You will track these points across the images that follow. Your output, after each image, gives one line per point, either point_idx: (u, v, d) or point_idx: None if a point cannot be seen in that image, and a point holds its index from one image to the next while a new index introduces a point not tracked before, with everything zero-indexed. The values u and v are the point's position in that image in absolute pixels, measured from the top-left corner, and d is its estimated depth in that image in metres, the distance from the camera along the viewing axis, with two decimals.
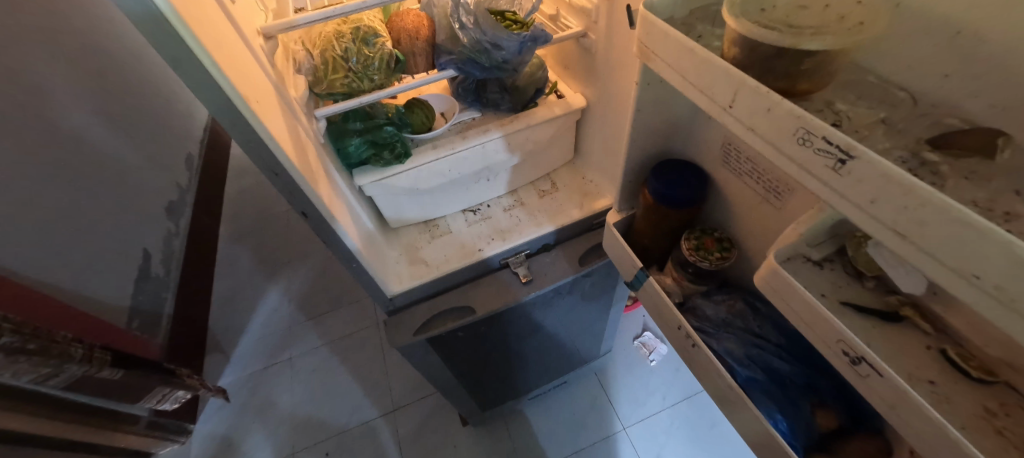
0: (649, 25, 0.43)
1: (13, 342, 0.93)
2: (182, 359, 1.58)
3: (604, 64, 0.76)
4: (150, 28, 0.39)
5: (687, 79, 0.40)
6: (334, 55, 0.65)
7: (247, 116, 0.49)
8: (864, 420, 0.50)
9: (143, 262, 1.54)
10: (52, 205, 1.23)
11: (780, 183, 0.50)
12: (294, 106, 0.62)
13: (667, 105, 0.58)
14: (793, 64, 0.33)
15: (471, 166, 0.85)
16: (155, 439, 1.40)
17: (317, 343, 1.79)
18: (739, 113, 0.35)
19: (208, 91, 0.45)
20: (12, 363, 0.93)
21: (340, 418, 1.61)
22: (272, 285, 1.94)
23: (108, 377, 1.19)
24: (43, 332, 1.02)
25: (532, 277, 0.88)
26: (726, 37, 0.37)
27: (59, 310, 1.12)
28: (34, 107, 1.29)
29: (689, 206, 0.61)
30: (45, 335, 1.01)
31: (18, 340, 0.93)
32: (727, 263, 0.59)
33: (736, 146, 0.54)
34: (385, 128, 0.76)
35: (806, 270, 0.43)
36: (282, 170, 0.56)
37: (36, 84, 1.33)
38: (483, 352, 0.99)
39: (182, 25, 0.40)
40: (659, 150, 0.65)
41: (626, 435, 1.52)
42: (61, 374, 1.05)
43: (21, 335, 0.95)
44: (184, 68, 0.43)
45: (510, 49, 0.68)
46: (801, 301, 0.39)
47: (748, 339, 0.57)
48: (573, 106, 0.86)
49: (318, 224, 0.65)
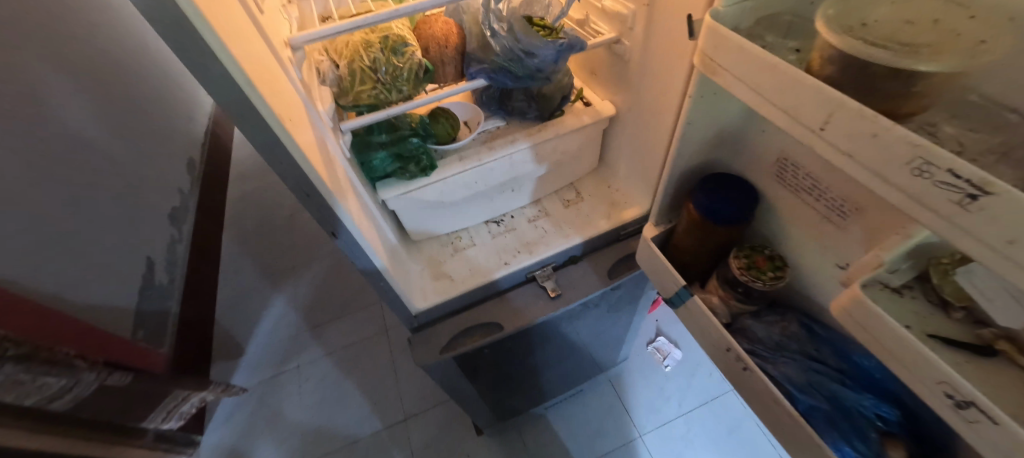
0: (718, 37, 0.39)
1: (22, 353, 0.92)
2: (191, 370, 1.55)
3: (639, 71, 0.73)
4: (177, 43, 0.35)
5: (764, 97, 0.37)
6: (361, 65, 0.61)
7: (278, 135, 0.46)
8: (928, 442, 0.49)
9: (146, 271, 1.50)
10: (53, 217, 1.19)
11: (846, 201, 0.47)
12: (322, 120, 0.59)
13: (716, 117, 0.55)
14: (904, 86, 0.29)
15: (497, 177, 0.82)
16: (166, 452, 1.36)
17: (325, 352, 1.74)
18: (834, 136, 0.33)
19: (239, 109, 0.42)
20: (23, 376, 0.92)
21: (351, 428, 1.57)
22: (277, 289, 1.88)
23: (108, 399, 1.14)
24: (52, 348, 1.00)
25: (560, 291, 0.84)
26: (816, 51, 0.34)
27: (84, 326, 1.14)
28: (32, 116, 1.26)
29: (740, 223, 0.58)
30: (53, 350, 1.00)
31: (25, 351, 0.93)
32: (781, 284, 0.56)
33: (795, 161, 0.51)
34: (410, 139, 0.73)
35: (886, 298, 0.41)
36: (314, 191, 0.53)
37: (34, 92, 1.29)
38: (506, 366, 0.96)
39: (213, 39, 0.36)
40: (702, 163, 0.62)
41: (643, 441, 1.49)
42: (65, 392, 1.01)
43: (28, 348, 0.94)
44: (213, 86, 0.40)
45: (546, 57, 0.65)
46: (894, 338, 0.36)
47: (806, 363, 0.55)
48: (602, 114, 0.83)
49: (348, 244, 0.61)
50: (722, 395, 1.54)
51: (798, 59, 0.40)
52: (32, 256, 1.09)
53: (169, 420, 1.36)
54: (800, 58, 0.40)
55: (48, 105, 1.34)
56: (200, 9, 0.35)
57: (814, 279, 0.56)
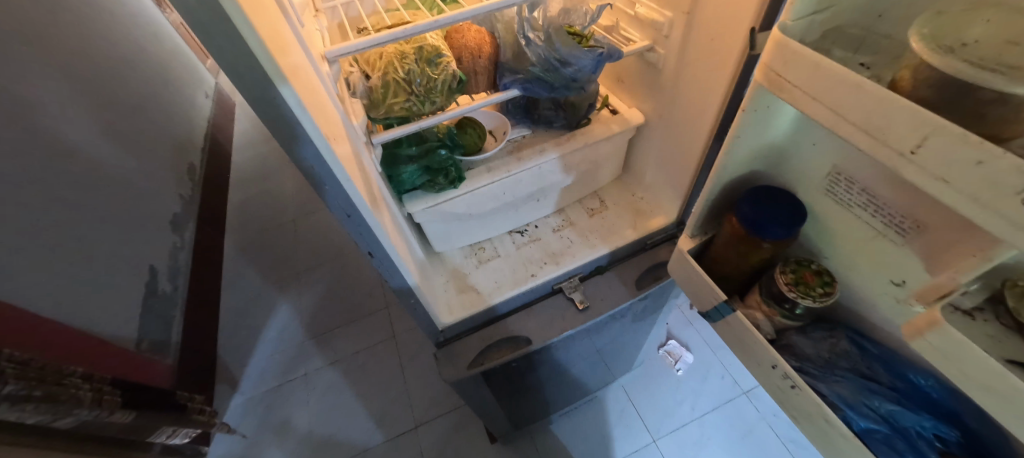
0: (790, 52, 0.38)
1: (18, 389, 0.82)
2: (198, 381, 1.51)
3: (672, 80, 0.71)
4: (224, 60, 0.33)
5: (844, 117, 0.36)
6: (395, 77, 0.59)
7: (325, 156, 0.43)
8: None
9: (149, 279, 1.46)
10: (54, 228, 1.16)
11: (906, 217, 0.46)
12: (357, 135, 0.56)
13: (763, 130, 0.54)
14: (1012, 111, 0.28)
15: (525, 188, 0.80)
16: None
17: (331, 360, 1.65)
18: (928, 161, 0.31)
19: (284, 129, 0.39)
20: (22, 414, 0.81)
21: (356, 436, 1.48)
22: (281, 295, 1.82)
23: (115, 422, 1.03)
24: (46, 376, 0.92)
25: (588, 303, 0.81)
26: (906, 71, 0.33)
27: (68, 338, 1.08)
28: (29, 126, 1.22)
29: (788, 238, 0.56)
30: (48, 379, 0.91)
31: (23, 386, 0.83)
32: (831, 300, 0.54)
33: (850, 176, 0.50)
34: (439, 151, 0.71)
35: (960, 320, 0.39)
36: (355, 212, 0.50)
37: (31, 101, 1.27)
38: (526, 375, 0.91)
39: (263, 55, 0.33)
40: (745, 175, 0.61)
41: (656, 447, 1.40)
42: (72, 418, 0.91)
43: (24, 383, 0.84)
44: (259, 107, 0.37)
45: (583, 67, 0.64)
46: (979, 366, 0.35)
47: (861, 383, 0.53)
48: (630, 122, 0.82)
49: (383, 263, 0.59)
50: (737, 398, 1.46)
51: (871, 77, 0.39)
52: (33, 268, 1.06)
53: (176, 435, 1.24)
54: (873, 75, 0.40)
55: (46, 113, 1.31)
56: (255, 27, 0.32)
57: (868, 296, 0.54)
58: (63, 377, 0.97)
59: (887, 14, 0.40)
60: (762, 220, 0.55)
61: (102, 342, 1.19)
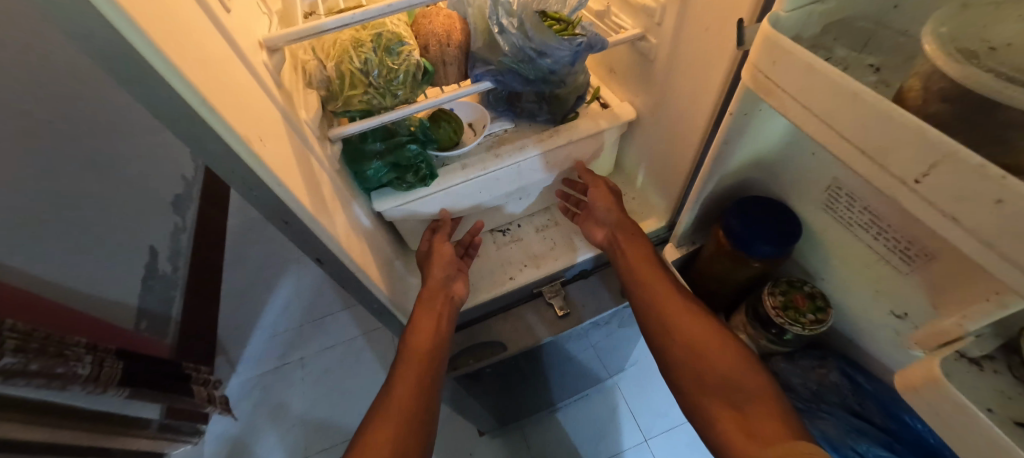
0: (778, 50, 0.32)
1: (12, 364, 0.72)
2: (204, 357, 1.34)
3: (665, 73, 0.65)
4: (95, 48, 0.27)
5: (840, 134, 0.30)
6: (350, 67, 0.54)
7: (245, 159, 0.38)
8: None
9: (149, 258, 1.31)
10: (60, 216, 1.06)
11: (912, 242, 0.39)
12: (305, 132, 0.52)
13: (758, 135, 0.47)
14: None
15: (504, 186, 0.75)
16: (170, 441, 1.16)
17: (329, 343, 1.42)
18: (933, 194, 0.25)
19: (193, 133, 0.34)
20: (8, 387, 0.73)
21: (353, 419, 1.28)
22: (286, 271, 1.58)
23: (125, 386, 0.96)
24: (49, 346, 0.81)
25: (569, 310, 0.76)
26: (914, 80, 0.26)
27: (50, 310, 0.94)
28: (35, 100, 1.11)
29: (778, 256, 0.51)
30: (51, 349, 0.81)
31: (20, 361, 0.73)
32: (823, 328, 0.49)
33: (848, 191, 0.44)
34: (408, 146, 0.66)
35: (964, 371, 0.33)
36: (293, 219, 0.45)
37: (38, 71, 1.13)
38: (509, 375, 0.88)
39: (144, 43, 0.27)
40: (735, 183, 0.55)
41: (648, 447, 1.19)
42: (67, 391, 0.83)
43: (21, 356, 0.74)
44: (157, 110, 0.32)
45: (560, 58, 0.59)
46: (976, 430, 0.30)
47: (849, 421, 0.51)
48: (621, 117, 0.75)
49: (335, 269, 0.54)
50: None
51: (878, 83, 0.33)
52: (43, 243, 0.98)
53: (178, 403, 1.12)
54: (881, 80, 0.33)
55: (56, 85, 1.17)
56: (140, 21, 0.27)
57: (868, 325, 0.49)
58: (64, 347, 0.85)
59: (904, 4, 0.33)
60: (744, 231, 0.50)
61: (99, 320, 1.08)
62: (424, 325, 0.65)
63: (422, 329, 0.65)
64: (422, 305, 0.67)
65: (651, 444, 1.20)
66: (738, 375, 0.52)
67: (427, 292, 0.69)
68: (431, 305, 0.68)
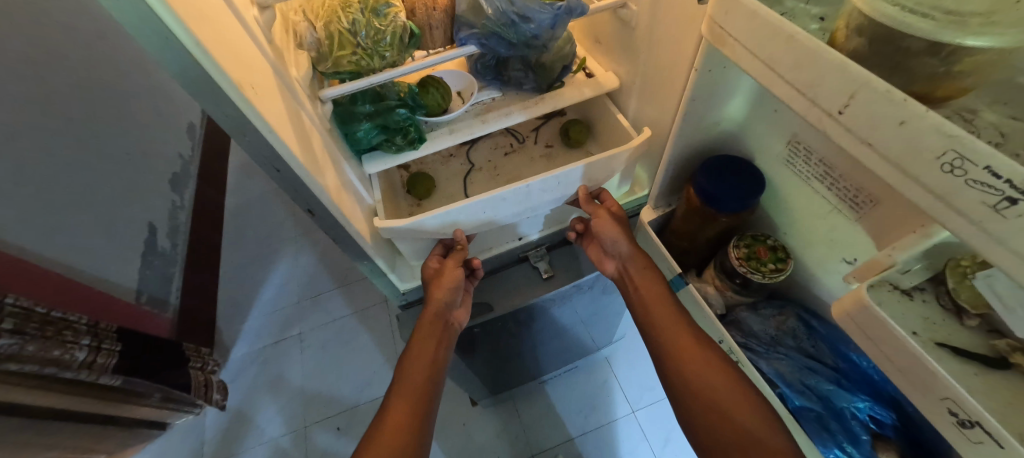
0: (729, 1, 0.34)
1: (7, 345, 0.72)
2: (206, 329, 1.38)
3: (643, 41, 0.66)
4: None
5: (779, 75, 0.32)
6: (339, 28, 0.56)
7: (241, 107, 0.40)
8: (927, 446, 0.49)
9: (149, 234, 1.33)
10: (64, 185, 1.07)
11: (862, 191, 0.42)
12: (296, 88, 0.54)
13: (723, 92, 0.50)
14: (945, 64, 0.25)
15: (509, 208, 0.68)
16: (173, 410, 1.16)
17: (327, 318, 1.45)
18: (852, 122, 0.28)
19: (192, 75, 0.36)
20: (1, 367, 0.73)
21: (350, 391, 1.31)
22: (285, 249, 1.58)
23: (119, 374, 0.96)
24: (47, 327, 0.81)
25: (553, 273, 0.80)
26: (842, 19, 0.29)
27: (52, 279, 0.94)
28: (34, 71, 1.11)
29: (743, 211, 0.54)
30: (49, 333, 0.80)
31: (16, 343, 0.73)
32: (782, 276, 0.53)
33: (807, 144, 0.46)
34: (397, 110, 0.69)
35: (894, 299, 0.37)
36: (285, 168, 0.48)
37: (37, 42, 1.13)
38: (499, 342, 0.91)
39: None
40: (707, 144, 0.58)
41: (634, 417, 1.24)
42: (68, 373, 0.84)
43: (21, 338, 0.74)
44: (157, 50, 0.34)
45: (542, 22, 0.61)
46: (896, 345, 0.34)
47: (802, 361, 0.55)
48: (604, 87, 0.77)
49: (326, 221, 0.57)
50: None
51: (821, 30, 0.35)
52: (48, 212, 1.00)
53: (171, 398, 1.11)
54: (823, 27, 0.35)
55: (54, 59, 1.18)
56: None
57: (826, 272, 0.53)
58: (65, 326, 0.85)
59: None
60: (732, 199, 0.52)
61: (104, 291, 1.09)
62: (421, 353, 0.67)
63: (417, 358, 0.66)
64: (421, 334, 0.68)
65: (638, 416, 1.24)
66: (755, 425, 0.48)
67: (427, 321, 0.69)
68: (430, 333, 0.68)
